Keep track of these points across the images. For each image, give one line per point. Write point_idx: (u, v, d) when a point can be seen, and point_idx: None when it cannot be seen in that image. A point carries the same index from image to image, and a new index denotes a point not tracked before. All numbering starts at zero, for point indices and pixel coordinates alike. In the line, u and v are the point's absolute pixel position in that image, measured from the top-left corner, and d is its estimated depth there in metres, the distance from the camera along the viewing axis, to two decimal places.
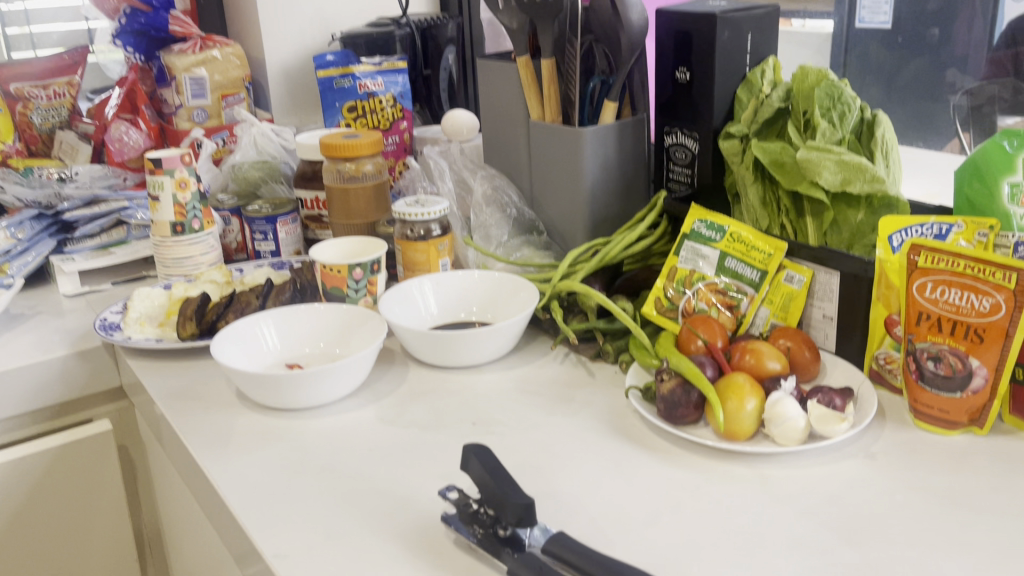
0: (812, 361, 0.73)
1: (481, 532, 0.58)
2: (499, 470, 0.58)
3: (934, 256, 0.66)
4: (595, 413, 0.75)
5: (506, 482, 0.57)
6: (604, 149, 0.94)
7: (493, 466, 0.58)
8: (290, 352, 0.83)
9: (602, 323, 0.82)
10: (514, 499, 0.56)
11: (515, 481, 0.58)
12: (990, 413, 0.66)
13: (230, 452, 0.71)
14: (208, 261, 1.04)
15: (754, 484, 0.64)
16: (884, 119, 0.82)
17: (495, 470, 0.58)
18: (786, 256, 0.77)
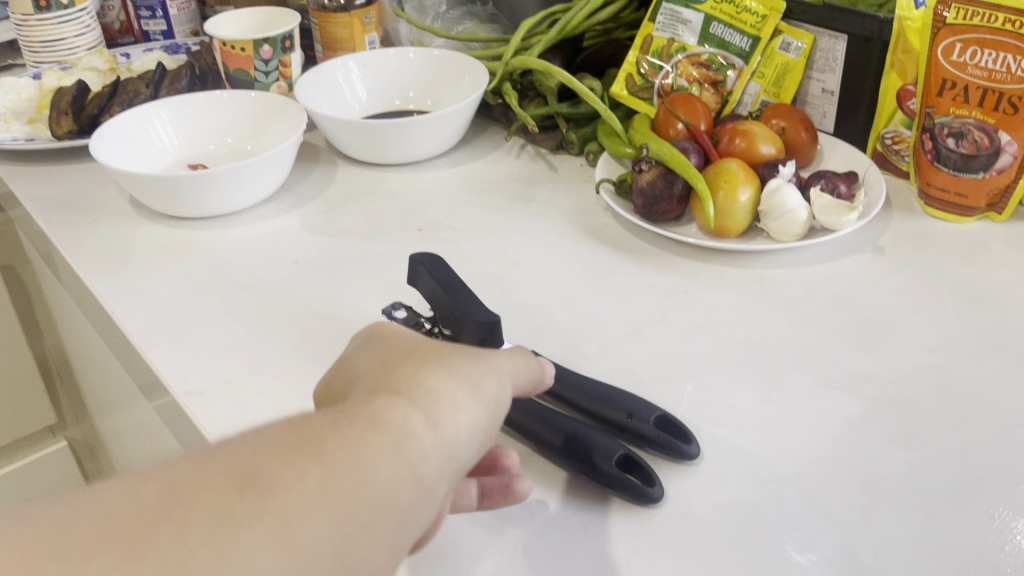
0: (809, 144, 0.63)
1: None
2: (455, 282, 0.48)
3: (967, 11, 0.54)
4: (560, 213, 0.64)
5: (464, 296, 0.47)
6: None
7: (448, 277, 0.48)
8: (192, 152, 0.69)
9: (564, 107, 0.70)
10: (474, 315, 0.46)
11: (474, 295, 0.48)
12: (1012, 197, 0.57)
13: (127, 272, 0.59)
14: (84, 45, 0.87)
15: (749, 288, 0.55)
16: None
17: (451, 281, 0.48)
18: (782, 19, 0.65)
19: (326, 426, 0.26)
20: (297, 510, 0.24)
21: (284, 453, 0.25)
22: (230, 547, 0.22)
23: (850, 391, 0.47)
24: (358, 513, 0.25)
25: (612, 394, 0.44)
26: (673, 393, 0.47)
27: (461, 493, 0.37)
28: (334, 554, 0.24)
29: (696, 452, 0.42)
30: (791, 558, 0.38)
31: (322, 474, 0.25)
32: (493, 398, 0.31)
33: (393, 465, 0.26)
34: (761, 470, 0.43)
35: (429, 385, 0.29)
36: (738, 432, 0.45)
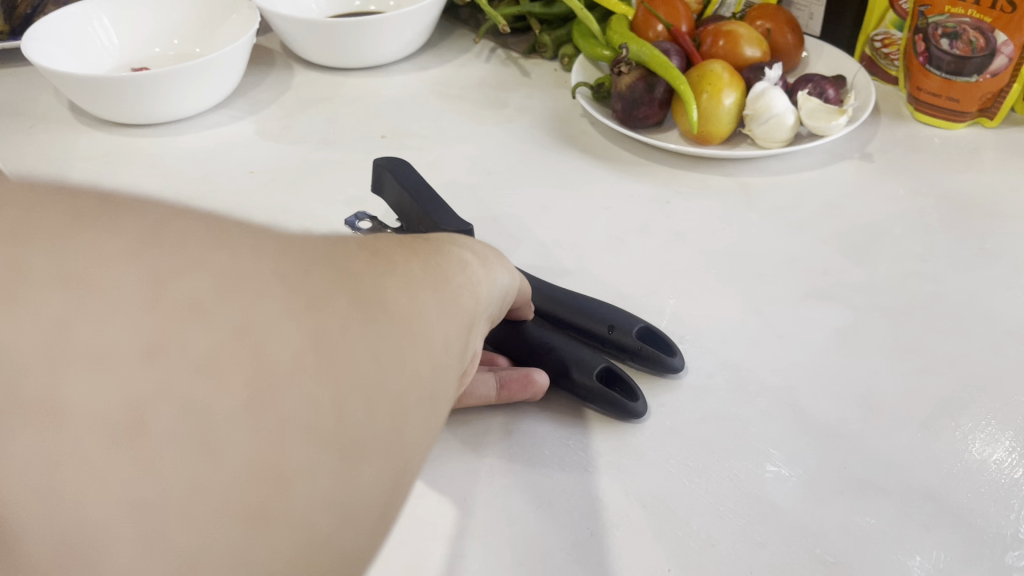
0: (795, 46, 0.60)
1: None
2: (424, 185, 0.45)
3: None
4: (534, 120, 0.61)
5: (434, 200, 0.44)
6: None
7: (415, 181, 0.45)
8: (136, 54, 0.64)
9: (537, 7, 0.65)
10: (448, 223, 0.42)
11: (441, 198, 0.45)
12: (1006, 101, 0.55)
13: (68, 182, 0.55)
14: None
15: (733, 196, 0.53)
16: None
17: (419, 183, 0.45)
18: None
19: (409, 242, 0.28)
20: (417, 281, 0.25)
21: (390, 244, 0.27)
22: (380, 281, 0.23)
23: (839, 301, 0.45)
24: (457, 303, 0.27)
25: (592, 304, 0.42)
26: (654, 304, 0.45)
27: (477, 383, 0.38)
28: (449, 326, 0.26)
29: (680, 363, 0.40)
30: (778, 472, 0.36)
31: (423, 267, 0.27)
32: (512, 286, 0.34)
33: (468, 285, 0.29)
34: (747, 382, 0.41)
35: (479, 249, 0.32)
36: (722, 343, 0.43)
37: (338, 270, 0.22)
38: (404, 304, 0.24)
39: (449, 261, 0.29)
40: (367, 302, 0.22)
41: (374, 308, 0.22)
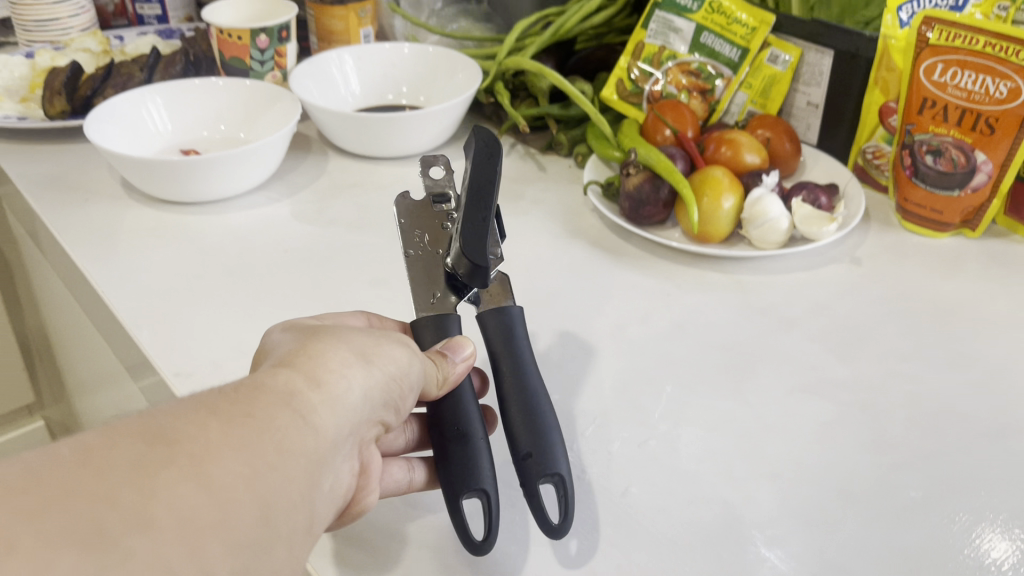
0: (792, 155, 0.65)
1: (426, 248, 0.44)
2: (484, 200, 0.37)
3: (951, 32, 0.56)
4: (548, 213, 0.65)
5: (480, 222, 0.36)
6: None
7: (482, 192, 0.37)
8: (185, 135, 0.70)
9: (556, 109, 0.71)
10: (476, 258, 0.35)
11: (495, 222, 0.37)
12: (985, 215, 0.59)
13: (117, 253, 0.60)
14: (77, 26, 0.87)
15: (730, 292, 0.57)
16: None
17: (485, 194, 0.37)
18: (771, 32, 0.66)
19: (223, 390, 0.28)
20: (210, 455, 0.25)
21: (184, 414, 0.26)
22: (147, 489, 0.24)
23: (824, 396, 0.48)
24: (269, 459, 0.27)
25: (536, 419, 0.37)
26: (651, 391, 0.49)
27: (413, 473, 0.40)
28: (241, 498, 0.26)
29: (560, 532, 0.35)
30: (759, 554, 0.40)
31: (222, 427, 0.26)
32: (385, 376, 0.33)
33: (292, 422, 0.28)
34: (734, 470, 0.44)
35: (320, 364, 0.31)
36: (714, 431, 0.46)
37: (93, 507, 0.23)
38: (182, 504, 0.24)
39: (267, 401, 0.28)
40: (123, 530, 0.23)
41: (134, 533, 0.23)
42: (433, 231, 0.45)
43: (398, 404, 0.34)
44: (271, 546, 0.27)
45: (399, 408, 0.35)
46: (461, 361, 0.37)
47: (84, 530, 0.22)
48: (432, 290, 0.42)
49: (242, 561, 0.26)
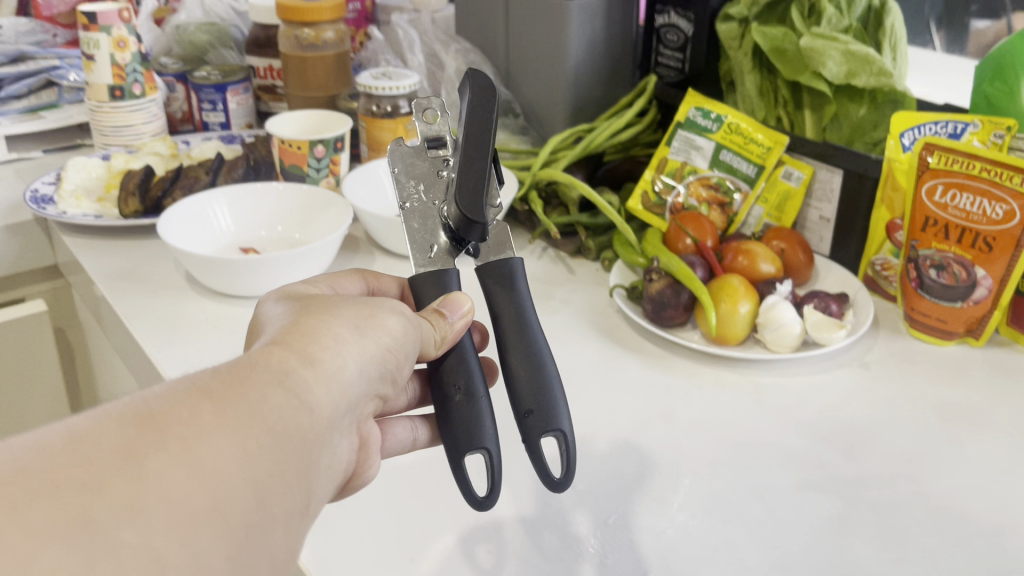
0: (805, 264, 0.70)
1: (423, 199, 0.46)
2: (480, 155, 0.41)
3: (949, 157, 0.62)
4: (576, 313, 0.70)
5: (477, 177, 0.40)
6: (591, 24, 0.90)
7: (478, 147, 0.41)
8: (245, 235, 0.76)
9: (585, 217, 0.77)
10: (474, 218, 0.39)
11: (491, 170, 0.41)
12: (988, 325, 0.63)
13: (179, 340, 0.65)
14: (150, 131, 0.95)
15: (745, 392, 0.61)
16: (894, 8, 0.77)
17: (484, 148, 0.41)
18: (785, 151, 0.72)
19: (219, 373, 0.30)
20: (202, 438, 0.27)
21: (177, 398, 0.28)
22: (137, 473, 0.26)
23: (831, 492, 0.52)
24: (262, 437, 0.29)
25: (539, 378, 0.41)
26: (669, 483, 0.53)
27: (417, 436, 0.47)
28: (234, 474, 0.28)
29: (562, 484, 0.39)
30: None
31: (212, 409, 0.28)
32: (379, 351, 0.36)
33: (287, 401, 0.31)
34: (745, 559, 0.47)
35: (311, 348, 0.33)
36: (727, 522, 0.50)
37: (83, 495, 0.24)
38: (173, 484, 0.26)
39: (259, 383, 0.30)
40: (112, 518, 0.24)
41: (122, 521, 0.25)
42: (427, 178, 0.46)
43: (395, 374, 0.38)
44: (268, 521, 0.29)
45: (397, 378, 0.38)
46: (461, 318, 0.41)
47: (70, 521, 0.24)
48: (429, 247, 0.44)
49: (239, 540, 0.28)
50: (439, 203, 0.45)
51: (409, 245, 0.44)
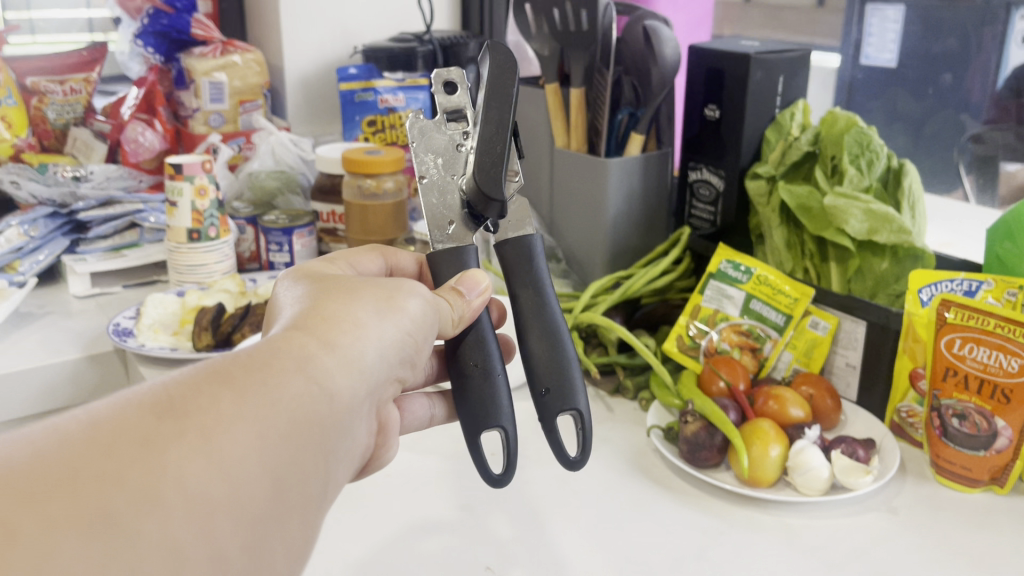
0: (833, 409, 0.73)
1: (441, 171, 0.54)
2: (500, 127, 0.48)
3: (965, 313, 0.66)
4: (614, 451, 0.74)
5: (496, 151, 0.48)
6: (628, 181, 0.97)
7: (497, 119, 0.49)
8: None
9: (623, 358, 0.82)
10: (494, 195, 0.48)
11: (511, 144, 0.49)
12: (1011, 474, 0.66)
13: None
14: (221, 269, 1.03)
15: (776, 533, 0.64)
16: (911, 170, 0.83)
17: (502, 118, 0.49)
18: (812, 302, 0.78)
19: (239, 360, 0.35)
20: (221, 425, 0.32)
21: (200, 385, 0.33)
22: (160, 462, 0.30)
23: None
24: (278, 423, 0.34)
25: (558, 363, 0.51)
26: None
27: (438, 417, 0.59)
28: (251, 454, 0.32)
29: (577, 460, 0.49)
30: None
31: (231, 395, 0.33)
32: (394, 331, 0.42)
33: (303, 386, 0.36)
34: None
35: (330, 339, 0.39)
36: None
37: (108, 486, 0.28)
38: (193, 469, 0.30)
39: (279, 370, 0.35)
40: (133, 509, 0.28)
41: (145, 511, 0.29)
42: (446, 152, 0.54)
43: (413, 354, 0.44)
44: (287, 486, 0.34)
45: (418, 356, 0.45)
46: (478, 297, 0.49)
47: (98, 516, 0.28)
48: (446, 220, 0.53)
49: (259, 510, 0.33)
50: (458, 178, 0.54)
51: (429, 219, 0.53)
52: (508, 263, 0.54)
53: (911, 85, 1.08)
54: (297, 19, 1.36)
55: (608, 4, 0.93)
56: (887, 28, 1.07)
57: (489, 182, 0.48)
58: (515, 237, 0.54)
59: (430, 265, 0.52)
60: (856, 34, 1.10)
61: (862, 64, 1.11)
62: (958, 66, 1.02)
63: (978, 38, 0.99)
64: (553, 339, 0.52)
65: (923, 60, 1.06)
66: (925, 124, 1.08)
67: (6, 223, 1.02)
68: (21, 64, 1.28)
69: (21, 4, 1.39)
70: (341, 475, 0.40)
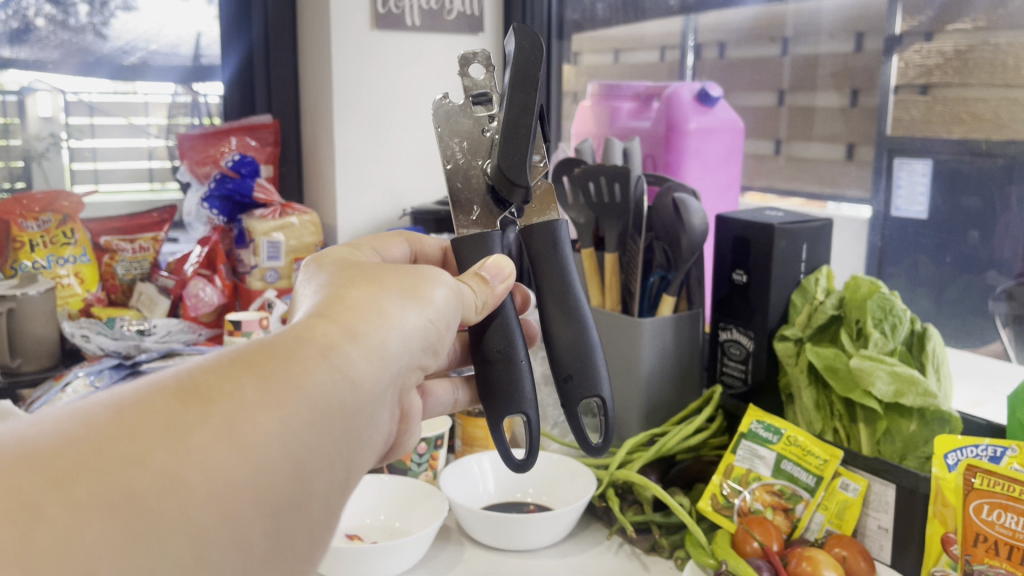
0: (868, 572, 0.74)
1: (467, 157, 0.66)
2: (524, 113, 0.61)
3: (990, 479, 0.69)
4: None
5: (522, 140, 0.61)
6: (661, 338, 1.02)
7: (523, 106, 0.61)
8: (354, 522, 0.88)
9: (659, 515, 0.84)
10: (520, 182, 0.61)
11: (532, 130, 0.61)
12: None
13: None
14: None
15: None
16: (934, 334, 0.87)
17: (526, 104, 0.61)
18: (841, 463, 0.80)
19: (266, 349, 0.39)
20: (245, 411, 0.35)
21: (226, 372, 0.36)
22: (184, 445, 0.33)
23: None
24: (302, 410, 0.37)
25: (579, 354, 0.64)
26: None
27: (458, 404, 0.72)
28: (272, 436, 0.36)
29: (598, 444, 0.61)
30: None
31: (253, 381, 0.36)
32: (415, 320, 0.48)
33: (327, 374, 0.40)
34: None
35: (354, 329, 0.43)
36: None
37: (133, 471, 0.31)
38: (216, 454, 0.34)
39: (303, 360, 0.39)
40: (154, 488, 0.32)
41: (168, 490, 0.32)
42: (470, 137, 0.66)
43: (435, 341, 0.51)
44: (309, 460, 0.38)
45: (440, 344, 0.51)
46: (501, 283, 0.59)
47: (125, 495, 0.31)
48: (471, 205, 0.65)
49: (285, 484, 0.36)
50: (481, 161, 0.65)
51: (456, 207, 0.65)
52: (535, 250, 0.66)
53: (930, 252, 1.11)
54: (351, 182, 1.47)
55: (640, 178, 1.01)
56: (916, 181, 1.10)
57: (513, 169, 0.61)
58: (540, 222, 0.66)
59: (457, 251, 0.64)
60: (886, 188, 1.15)
61: (894, 215, 1.15)
62: (984, 224, 1.04)
63: (1004, 197, 1.01)
64: (576, 328, 0.64)
65: (954, 214, 1.07)
66: (945, 290, 1.10)
67: (75, 374, 1.09)
68: (97, 225, 1.40)
69: (88, 157, 1.48)
70: (364, 460, 0.43)
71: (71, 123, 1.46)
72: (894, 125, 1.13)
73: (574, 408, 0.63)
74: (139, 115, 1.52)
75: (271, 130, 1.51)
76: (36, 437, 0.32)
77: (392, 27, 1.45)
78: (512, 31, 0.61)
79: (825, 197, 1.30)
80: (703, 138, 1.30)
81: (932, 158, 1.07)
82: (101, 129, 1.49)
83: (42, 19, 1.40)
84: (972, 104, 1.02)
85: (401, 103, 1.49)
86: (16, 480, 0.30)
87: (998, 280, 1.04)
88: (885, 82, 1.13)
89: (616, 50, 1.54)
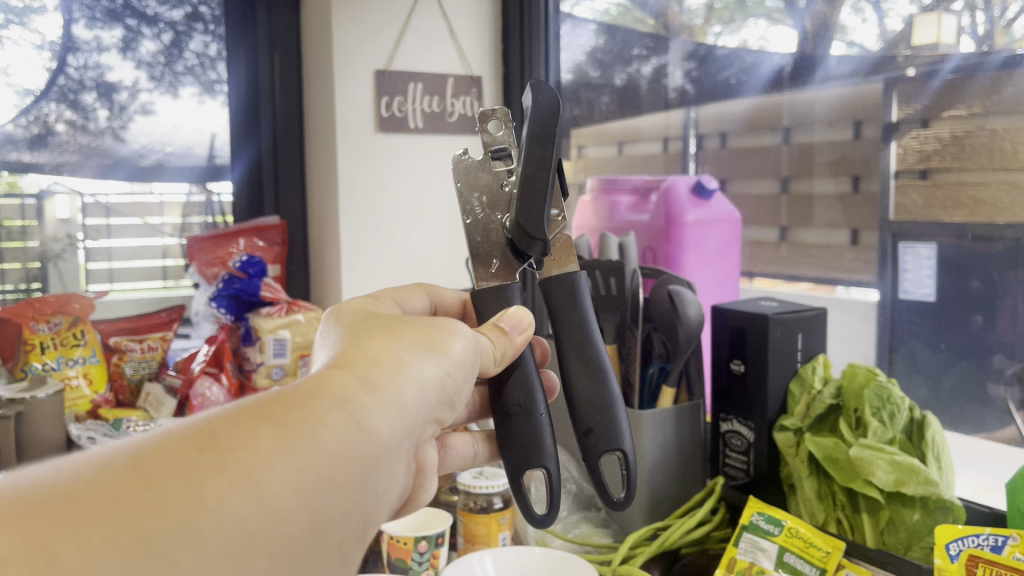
0: None
1: (487, 211, 0.71)
2: (541, 167, 0.64)
3: (992, 568, 0.69)
4: None
5: (538, 198, 0.64)
6: (662, 431, 1.02)
7: (540, 158, 0.64)
8: None
9: None
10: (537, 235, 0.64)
11: (549, 184, 0.65)
12: None
13: None
14: None
15: None
16: (933, 421, 0.86)
17: (543, 158, 0.64)
18: (844, 555, 0.80)
19: (286, 400, 0.41)
20: (261, 462, 0.38)
21: (244, 423, 0.39)
22: (200, 493, 0.35)
23: None
24: (317, 461, 0.40)
25: (599, 408, 0.66)
26: None
27: (479, 454, 0.76)
28: (286, 486, 0.38)
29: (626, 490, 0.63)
30: None
31: (270, 432, 0.39)
32: (432, 370, 0.51)
33: (343, 426, 0.42)
34: None
35: (373, 379, 0.46)
36: None
37: (150, 516, 0.34)
38: (231, 502, 0.36)
39: (319, 410, 0.42)
40: (168, 532, 0.34)
41: (184, 536, 0.34)
42: (490, 192, 0.72)
43: (452, 394, 0.53)
44: (323, 506, 0.40)
45: (456, 396, 0.54)
46: (519, 334, 0.61)
47: (141, 540, 0.33)
48: (491, 258, 0.70)
49: (296, 531, 0.39)
50: (499, 216, 0.71)
51: (475, 259, 0.70)
52: (555, 300, 0.69)
53: (928, 340, 1.12)
54: (357, 278, 1.50)
55: (635, 271, 1.05)
56: (922, 265, 1.10)
57: (531, 223, 0.64)
58: (560, 274, 0.69)
59: (476, 302, 0.67)
60: (893, 276, 1.15)
61: (902, 298, 1.15)
62: (989, 307, 1.04)
63: (1003, 281, 1.02)
64: (596, 378, 0.67)
65: (961, 298, 1.07)
66: (943, 378, 1.11)
67: None
68: (107, 326, 1.42)
69: (103, 257, 1.52)
70: (376, 508, 0.46)
71: (86, 224, 1.50)
72: (896, 210, 1.13)
73: (596, 460, 0.65)
74: (153, 215, 1.56)
75: (279, 231, 1.55)
76: (56, 480, 0.33)
77: (396, 130, 1.50)
78: (528, 90, 0.66)
79: (828, 280, 1.27)
80: (701, 230, 1.33)
81: (936, 244, 1.07)
82: (116, 229, 1.53)
83: (63, 124, 1.46)
84: (973, 190, 1.01)
85: (406, 202, 1.53)
86: (29, 527, 0.31)
87: (1004, 364, 1.02)
88: (886, 167, 1.13)
89: (619, 143, 1.59)
